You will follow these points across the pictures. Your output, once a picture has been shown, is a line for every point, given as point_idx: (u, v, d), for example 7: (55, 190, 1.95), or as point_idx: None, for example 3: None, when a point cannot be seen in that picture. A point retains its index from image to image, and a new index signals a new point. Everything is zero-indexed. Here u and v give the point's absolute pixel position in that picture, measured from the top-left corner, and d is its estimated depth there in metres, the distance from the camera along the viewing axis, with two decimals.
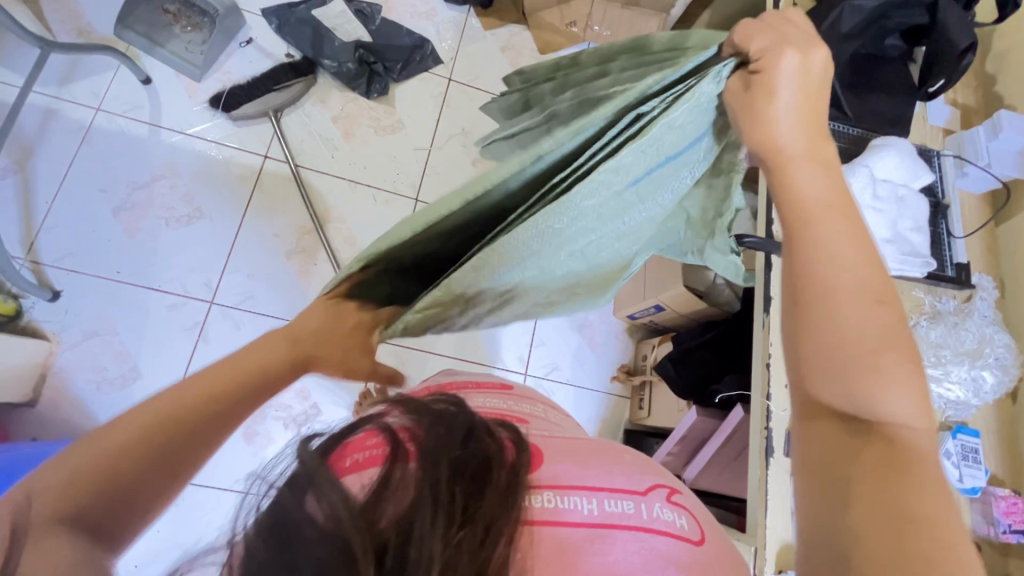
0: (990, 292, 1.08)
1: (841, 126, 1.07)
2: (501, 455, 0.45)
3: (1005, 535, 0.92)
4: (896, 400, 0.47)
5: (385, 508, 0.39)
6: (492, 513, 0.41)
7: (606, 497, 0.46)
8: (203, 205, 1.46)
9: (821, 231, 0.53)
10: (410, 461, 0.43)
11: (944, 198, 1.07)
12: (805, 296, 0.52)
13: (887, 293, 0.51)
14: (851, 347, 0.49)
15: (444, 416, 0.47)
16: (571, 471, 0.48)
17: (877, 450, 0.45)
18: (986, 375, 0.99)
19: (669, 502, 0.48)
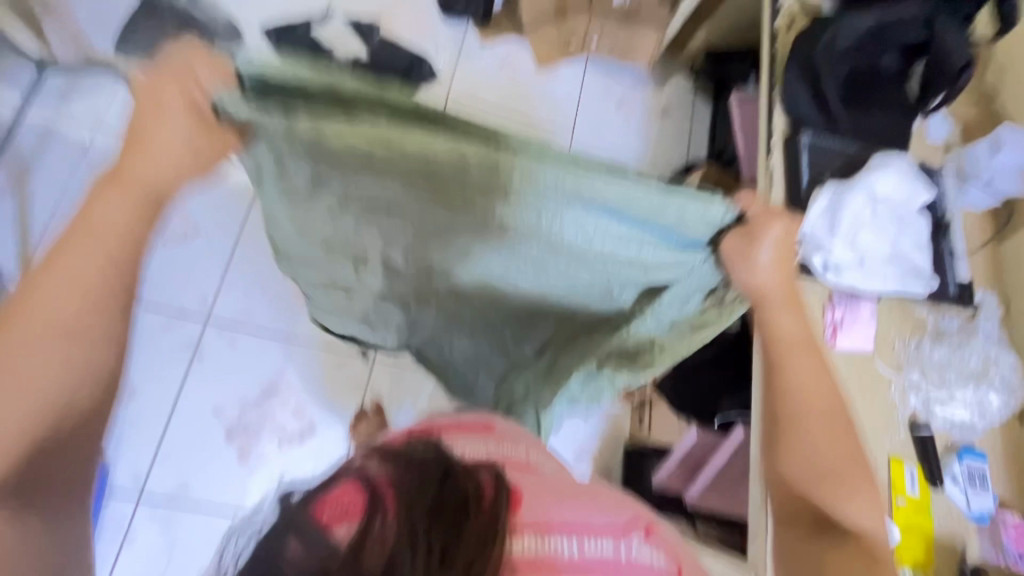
0: (994, 310, 1.06)
1: (840, 143, 1.05)
2: (479, 495, 0.44)
3: (1015, 562, 0.89)
4: (846, 503, 0.61)
5: (365, 556, 0.38)
6: (473, 555, 0.39)
7: (587, 537, 0.44)
8: (198, 222, 1.45)
9: (791, 369, 0.66)
10: (388, 511, 0.41)
11: (945, 216, 1.05)
12: (778, 424, 0.66)
13: (843, 421, 0.65)
14: (818, 459, 0.63)
15: (419, 460, 0.45)
16: (553, 509, 0.46)
17: (852, 555, 0.58)
18: (992, 398, 0.97)
19: (648, 540, 0.46)
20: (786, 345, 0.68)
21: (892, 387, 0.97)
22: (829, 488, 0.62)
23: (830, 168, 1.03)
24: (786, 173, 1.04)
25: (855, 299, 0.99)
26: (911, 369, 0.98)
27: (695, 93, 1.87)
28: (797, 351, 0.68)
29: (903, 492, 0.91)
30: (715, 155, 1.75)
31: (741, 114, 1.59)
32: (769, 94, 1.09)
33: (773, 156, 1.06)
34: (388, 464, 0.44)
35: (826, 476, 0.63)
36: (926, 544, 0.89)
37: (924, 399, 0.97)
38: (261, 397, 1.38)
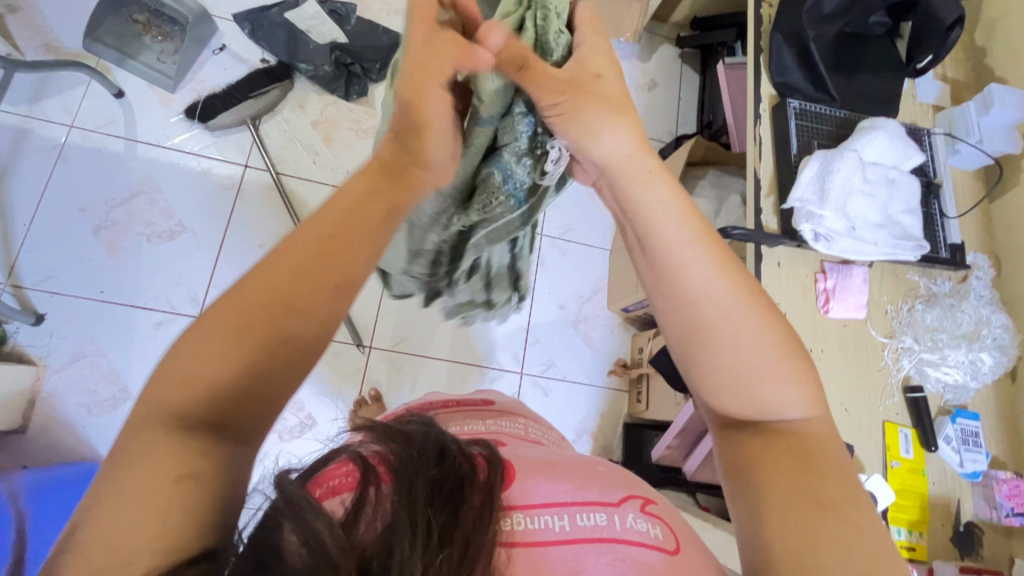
0: (986, 271, 1.06)
1: (828, 109, 1.04)
2: (476, 475, 0.42)
3: (1009, 518, 0.90)
4: (777, 395, 0.46)
5: (363, 532, 0.36)
6: (472, 529, 0.39)
7: (578, 511, 0.44)
8: (184, 218, 1.43)
9: (675, 263, 0.49)
10: (384, 484, 0.40)
11: (936, 177, 1.04)
12: (678, 344, 0.49)
13: (754, 300, 0.48)
14: (738, 369, 0.47)
15: (414, 438, 0.44)
16: (544, 486, 0.46)
17: (777, 449, 0.44)
18: (984, 357, 0.97)
19: (643, 512, 0.46)
20: (666, 235, 0.50)
21: (885, 352, 0.97)
22: (759, 392, 0.46)
23: (819, 135, 1.02)
24: (774, 141, 1.03)
25: (846, 266, 0.99)
26: (904, 333, 0.98)
27: (682, 63, 1.85)
28: (705, 245, 0.49)
29: (898, 454, 0.92)
30: (704, 126, 1.74)
31: (729, 83, 1.58)
32: (756, 61, 1.07)
33: (762, 124, 1.04)
34: (383, 440, 0.43)
35: (756, 388, 0.46)
36: (921, 506, 0.91)
37: (916, 363, 0.97)
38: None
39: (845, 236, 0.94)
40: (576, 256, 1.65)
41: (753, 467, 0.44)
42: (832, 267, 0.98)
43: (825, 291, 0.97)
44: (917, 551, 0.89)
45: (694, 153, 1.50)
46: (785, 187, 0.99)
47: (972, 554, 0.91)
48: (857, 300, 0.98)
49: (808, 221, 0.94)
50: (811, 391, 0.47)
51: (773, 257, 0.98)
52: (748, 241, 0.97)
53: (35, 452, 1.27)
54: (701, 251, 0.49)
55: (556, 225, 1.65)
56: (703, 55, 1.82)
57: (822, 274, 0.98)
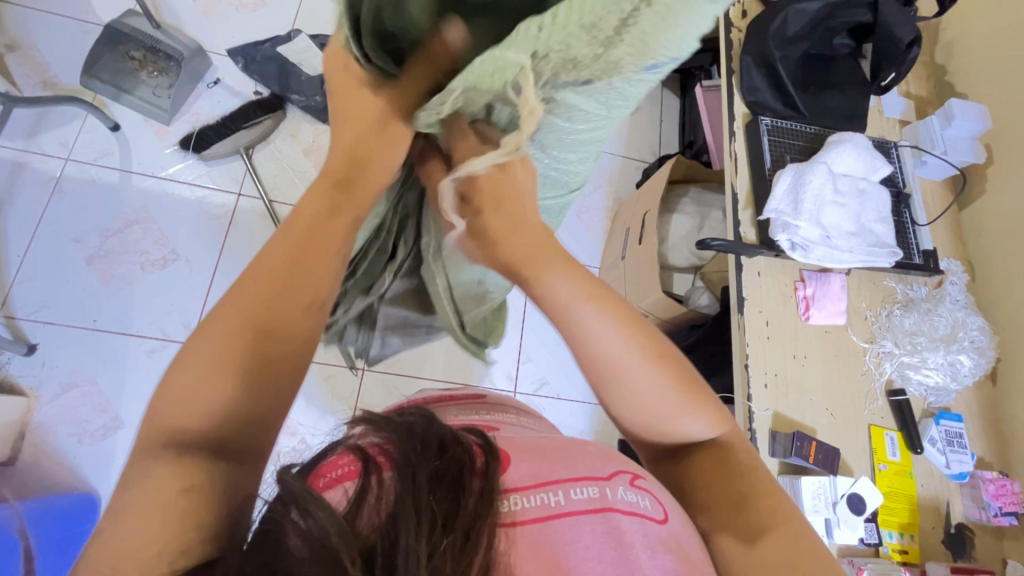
0: (959, 276, 1.10)
1: (798, 125, 1.09)
2: (473, 463, 0.44)
3: (997, 517, 0.92)
4: (693, 428, 0.53)
5: (365, 519, 0.39)
6: (473, 517, 0.41)
7: (571, 486, 0.45)
8: (178, 246, 1.46)
9: (580, 320, 0.51)
10: (385, 472, 0.42)
11: (905, 187, 1.09)
12: (601, 388, 0.53)
13: (661, 347, 0.52)
14: (652, 414, 0.52)
15: (415, 429, 0.45)
16: (537, 467, 0.46)
17: (706, 463, 0.52)
18: (963, 359, 1.00)
19: (632, 485, 0.46)
20: (563, 291, 0.51)
21: (867, 356, 1.00)
22: (681, 431, 0.53)
23: (791, 150, 1.07)
24: (749, 157, 1.07)
25: (824, 274, 1.02)
26: (884, 338, 1.01)
27: (663, 88, 1.94)
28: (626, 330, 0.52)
29: (885, 457, 0.93)
30: (686, 146, 1.82)
31: (707, 104, 1.65)
32: (728, 83, 1.12)
33: (737, 141, 1.09)
34: (382, 432, 0.45)
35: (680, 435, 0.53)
36: (911, 508, 0.92)
37: (897, 366, 0.99)
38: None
39: (821, 245, 0.97)
40: None
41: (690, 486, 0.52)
42: (811, 276, 1.01)
43: (805, 299, 0.99)
44: (909, 554, 0.89)
45: (676, 172, 1.56)
46: (761, 199, 1.03)
47: (964, 556, 0.91)
48: (836, 307, 1.00)
49: (784, 231, 0.97)
50: (720, 414, 0.54)
51: (754, 267, 1.01)
52: (728, 251, 1.00)
53: (24, 484, 1.25)
54: (605, 312, 0.51)
55: None
56: (682, 79, 1.91)
57: (801, 282, 1.01)
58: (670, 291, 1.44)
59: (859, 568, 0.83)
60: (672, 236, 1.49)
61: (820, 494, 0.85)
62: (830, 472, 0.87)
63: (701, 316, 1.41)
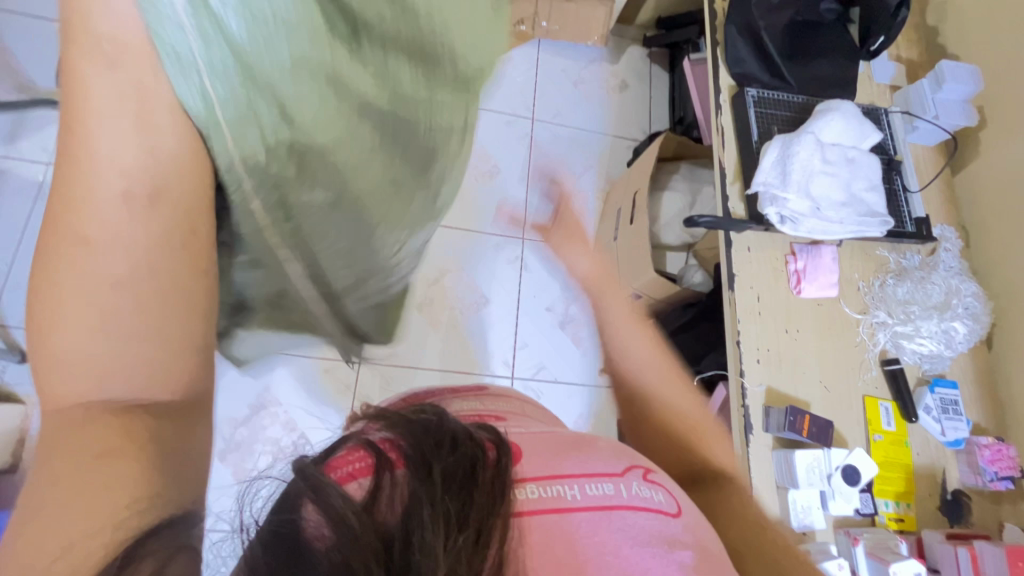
0: (953, 243, 1.08)
1: (786, 95, 1.07)
2: (485, 456, 0.43)
3: (993, 482, 0.91)
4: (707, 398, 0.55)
5: (382, 512, 0.37)
6: (487, 511, 0.39)
7: (587, 480, 0.44)
8: None
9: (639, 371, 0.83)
10: (398, 468, 0.40)
11: (896, 154, 1.07)
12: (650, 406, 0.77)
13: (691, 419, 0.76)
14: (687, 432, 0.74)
15: (429, 427, 0.44)
16: (552, 460, 0.46)
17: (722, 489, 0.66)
18: (957, 327, 0.98)
19: (645, 480, 0.47)
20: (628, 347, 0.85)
21: (860, 327, 0.99)
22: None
23: (778, 121, 1.05)
24: (736, 130, 1.04)
25: (815, 247, 1.01)
26: (878, 308, 1.00)
27: (651, 64, 1.92)
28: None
29: (880, 427, 0.93)
30: (677, 122, 1.80)
31: (696, 78, 1.63)
32: (714, 54, 1.10)
33: (723, 113, 1.06)
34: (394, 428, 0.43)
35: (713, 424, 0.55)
36: (907, 478, 0.91)
37: (891, 336, 0.98)
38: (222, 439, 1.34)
39: (811, 217, 0.96)
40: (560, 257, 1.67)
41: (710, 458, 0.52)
42: (801, 249, 1.00)
43: (796, 272, 0.98)
44: (906, 522, 0.88)
45: (666, 149, 1.54)
46: (749, 173, 1.01)
47: (961, 521, 0.91)
48: (828, 279, 0.99)
49: (773, 204, 0.96)
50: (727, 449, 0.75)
51: (743, 242, 1.00)
52: (716, 227, 0.98)
53: None
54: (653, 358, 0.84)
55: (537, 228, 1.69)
56: (670, 53, 1.89)
57: (792, 256, 1.00)
58: (663, 270, 1.43)
59: (854, 538, 0.82)
60: (664, 214, 1.47)
61: (815, 467, 0.84)
62: (824, 444, 0.86)
63: (695, 294, 1.40)
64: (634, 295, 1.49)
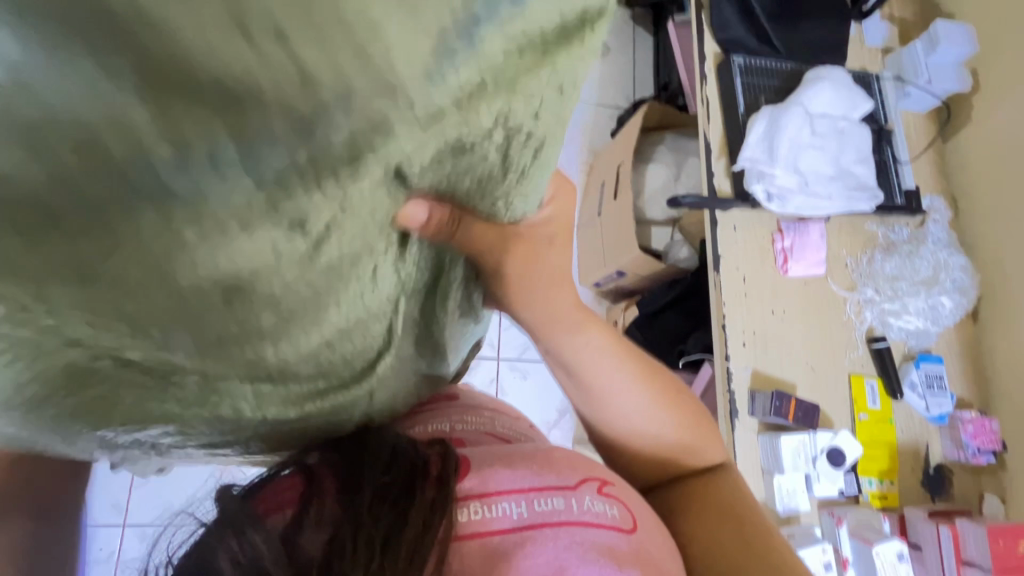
0: (942, 214, 1.06)
1: (774, 62, 1.01)
2: (427, 472, 0.40)
3: (975, 456, 0.92)
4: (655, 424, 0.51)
5: (306, 544, 0.36)
6: (418, 540, 0.36)
7: (536, 495, 0.40)
8: None
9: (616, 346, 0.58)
10: (327, 498, 0.38)
11: (887, 123, 1.02)
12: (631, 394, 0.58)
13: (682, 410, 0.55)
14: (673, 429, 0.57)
15: (368, 443, 0.41)
16: (500, 473, 0.41)
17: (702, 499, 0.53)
18: (944, 301, 0.98)
19: (601, 493, 0.41)
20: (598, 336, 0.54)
21: (847, 305, 0.97)
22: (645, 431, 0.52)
23: (765, 91, 0.99)
24: (722, 100, 0.99)
25: (803, 224, 0.96)
26: (865, 285, 0.98)
27: (634, 26, 1.83)
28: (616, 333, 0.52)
29: (865, 406, 0.92)
30: (661, 89, 1.73)
31: (680, 42, 1.55)
32: (697, 18, 1.03)
33: (708, 83, 1.00)
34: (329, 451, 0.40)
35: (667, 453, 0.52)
36: (890, 455, 0.92)
37: (878, 313, 0.96)
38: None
39: (799, 193, 0.92)
40: None
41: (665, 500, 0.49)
42: (789, 226, 0.96)
43: (783, 251, 0.95)
44: (889, 499, 0.89)
45: (650, 119, 1.48)
46: (735, 148, 0.96)
47: (942, 495, 0.92)
48: (816, 258, 0.96)
49: (760, 181, 0.92)
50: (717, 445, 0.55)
51: (729, 222, 0.96)
52: (700, 207, 0.95)
53: None
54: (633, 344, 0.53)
55: None
56: (654, 15, 1.80)
57: (779, 234, 0.96)
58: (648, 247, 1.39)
59: (838, 518, 0.82)
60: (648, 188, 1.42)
61: (800, 450, 0.84)
62: (809, 427, 0.85)
63: (681, 270, 1.36)
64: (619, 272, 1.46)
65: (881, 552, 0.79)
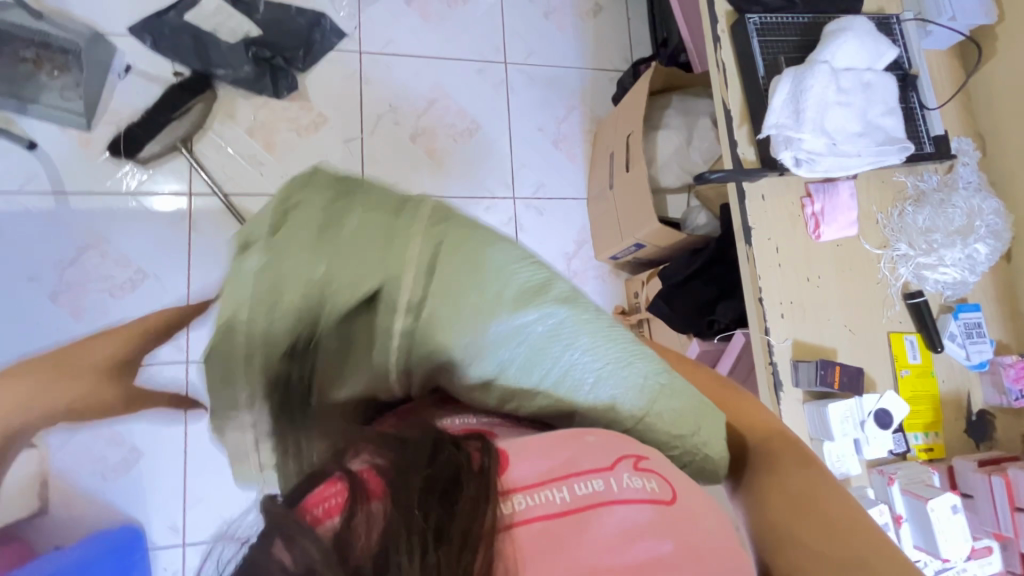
0: (971, 156, 1.03)
1: (790, 16, 0.96)
2: (470, 462, 0.40)
3: (1018, 401, 0.91)
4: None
5: (361, 543, 0.34)
6: (470, 521, 0.36)
7: (575, 479, 0.39)
8: (142, 264, 1.41)
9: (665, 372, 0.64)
10: (375, 499, 0.37)
11: (912, 68, 0.98)
12: None
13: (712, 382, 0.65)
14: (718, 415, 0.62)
15: (410, 440, 0.41)
16: (539, 459, 0.41)
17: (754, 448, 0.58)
18: (980, 249, 0.95)
19: (637, 470, 0.41)
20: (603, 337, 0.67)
21: (882, 262, 0.96)
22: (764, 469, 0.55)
23: (785, 49, 0.95)
24: (738, 65, 0.96)
25: (831, 184, 0.95)
26: (898, 239, 0.96)
27: None
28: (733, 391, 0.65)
29: (906, 362, 0.92)
30: (661, 45, 1.68)
31: None
32: None
33: (723, 47, 0.97)
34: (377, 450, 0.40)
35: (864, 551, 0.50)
36: (933, 408, 0.92)
37: (913, 268, 0.95)
38: (183, 500, 1.27)
39: (828, 154, 0.89)
40: (553, 212, 1.70)
41: (770, 501, 0.52)
42: (818, 189, 0.94)
43: (814, 215, 0.93)
44: (935, 451, 0.90)
45: (655, 84, 1.44)
46: (758, 113, 0.93)
47: (985, 440, 0.94)
48: (846, 219, 0.95)
49: (788, 147, 0.89)
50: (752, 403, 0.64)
51: (757, 190, 0.94)
52: (728, 180, 0.93)
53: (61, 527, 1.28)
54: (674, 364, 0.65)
55: (532, 180, 1.70)
56: None
57: (808, 198, 0.94)
58: (666, 218, 1.37)
59: (889, 478, 0.83)
60: (660, 156, 1.39)
61: (848, 417, 0.84)
62: (856, 393, 0.86)
63: (701, 238, 1.35)
64: (637, 244, 1.47)
65: (936, 508, 0.79)
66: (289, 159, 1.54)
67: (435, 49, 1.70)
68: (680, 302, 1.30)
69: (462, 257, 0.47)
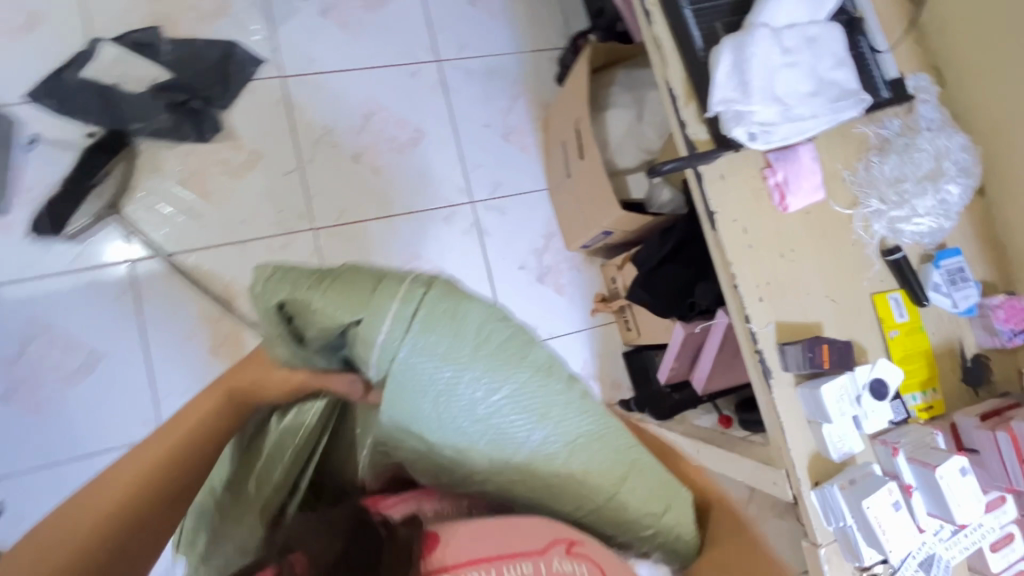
0: (930, 92, 0.98)
1: None
2: (388, 546, 0.40)
3: (1011, 341, 0.89)
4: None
5: None
6: None
7: (505, 563, 0.40)
8: (94, 344, 1.33)
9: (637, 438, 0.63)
10: None
11: (857, 12, 0.92)
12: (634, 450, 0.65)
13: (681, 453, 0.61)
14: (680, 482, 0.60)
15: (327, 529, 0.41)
16: (472, 533, 0.41)
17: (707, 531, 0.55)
18: (952, 191, 0.91)
19: (570, 555, 0.41)
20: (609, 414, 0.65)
21: (854, 223, 0.92)
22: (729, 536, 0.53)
23: (721, 14, 0.88)
24: (674, 39, 0.89)
25: (791, 151, 0.89)
26: (867, 196, 0.92)
27: None
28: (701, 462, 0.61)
29: (894, 323, 0.89)
30: (597, 15, 1.59)
31: None
32: None
33: (655, 22, 0.90)
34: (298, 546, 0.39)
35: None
36: (928, 363, 0.89)
37: (887, 223, 0.91)
38: None
39: (781, 124, 0.84)
40: (516, 210, 1.63)
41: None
42: (778, 158, 0.89)
43: (777, 186, 0.88)
44: (935, 407, 0.88)
45: (595, 62, 1.36)
46: (703, 89, 0.87)
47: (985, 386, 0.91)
48: (812, 183, 0.89)
49: (738, 123, 0.83)
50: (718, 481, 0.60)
51: (715, 172, 0.89)
52: (682, 168, 0.87)
53: None
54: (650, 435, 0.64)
55: (487, 180, 1.63)
56: None
57: (769, 169, 0.89)
58: (628, 201, 1.31)
59: (894, 448, 0.80)
60: (613, 138, 1.32)
61: (844, 395, 0.80)
62: (847, 367, 0.82)
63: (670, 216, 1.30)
64: (606, 232, 1.41)
65: (946, 474, 0.75)
66: (227, 205, 1.45)
67: (362, 59, 1.60)
68: (658, 288, 1.25)
69: (443, 330, 0.42)
